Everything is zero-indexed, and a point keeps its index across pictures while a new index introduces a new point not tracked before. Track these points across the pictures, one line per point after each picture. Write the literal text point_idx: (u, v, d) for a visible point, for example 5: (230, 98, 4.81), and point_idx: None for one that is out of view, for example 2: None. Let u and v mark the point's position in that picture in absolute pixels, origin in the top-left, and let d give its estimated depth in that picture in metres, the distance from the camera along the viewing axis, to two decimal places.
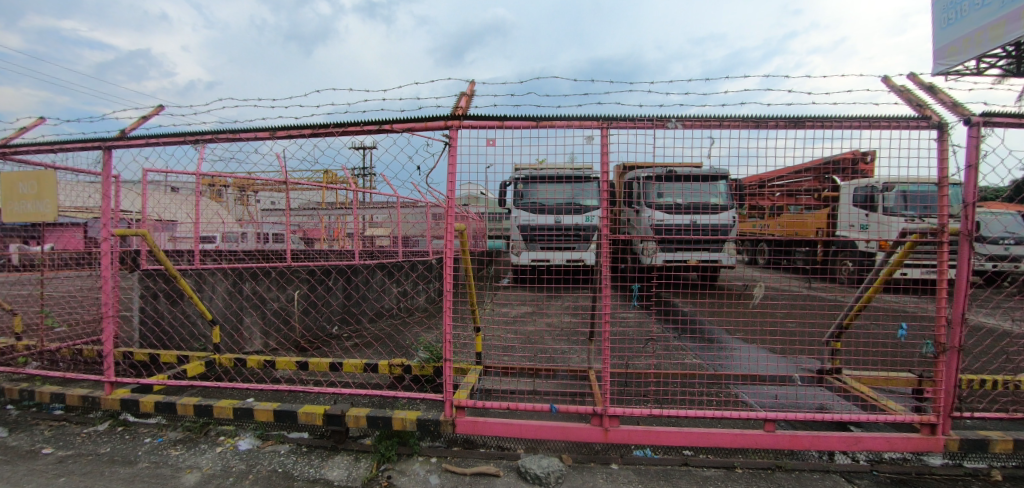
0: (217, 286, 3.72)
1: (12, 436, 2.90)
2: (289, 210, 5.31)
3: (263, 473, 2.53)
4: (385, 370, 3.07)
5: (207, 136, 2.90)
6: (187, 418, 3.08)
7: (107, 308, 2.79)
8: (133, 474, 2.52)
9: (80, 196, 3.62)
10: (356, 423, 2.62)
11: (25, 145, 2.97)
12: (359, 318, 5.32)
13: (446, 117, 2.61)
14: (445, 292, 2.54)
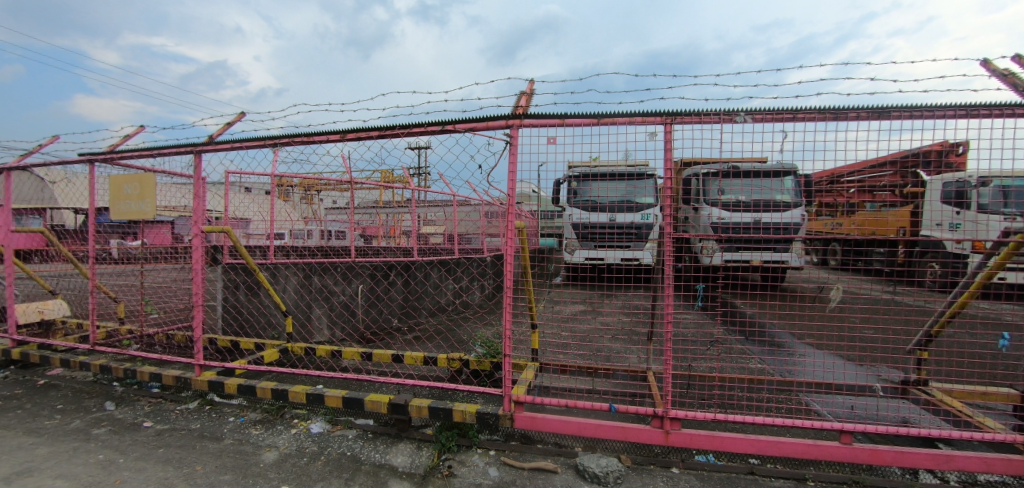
0: (290, 279, 4.00)
1: (121, 409, 3.32)
2: (351, 209, 5.59)
3: (333, 456, 2.70)
4: (444, 363, 3.17)
5: (284, 140, 3.12)
6: (265, 401, 3.33)
7: (197, 295, 3.04)
8: (219, 450, 2.81)
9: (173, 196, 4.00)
10: (419, 413, 2.72)
11: (129, 150, 3.31)
12: (417, 312, 5.50)
13: (508, 117, 2.65)
14: (506, 288, 2.58)
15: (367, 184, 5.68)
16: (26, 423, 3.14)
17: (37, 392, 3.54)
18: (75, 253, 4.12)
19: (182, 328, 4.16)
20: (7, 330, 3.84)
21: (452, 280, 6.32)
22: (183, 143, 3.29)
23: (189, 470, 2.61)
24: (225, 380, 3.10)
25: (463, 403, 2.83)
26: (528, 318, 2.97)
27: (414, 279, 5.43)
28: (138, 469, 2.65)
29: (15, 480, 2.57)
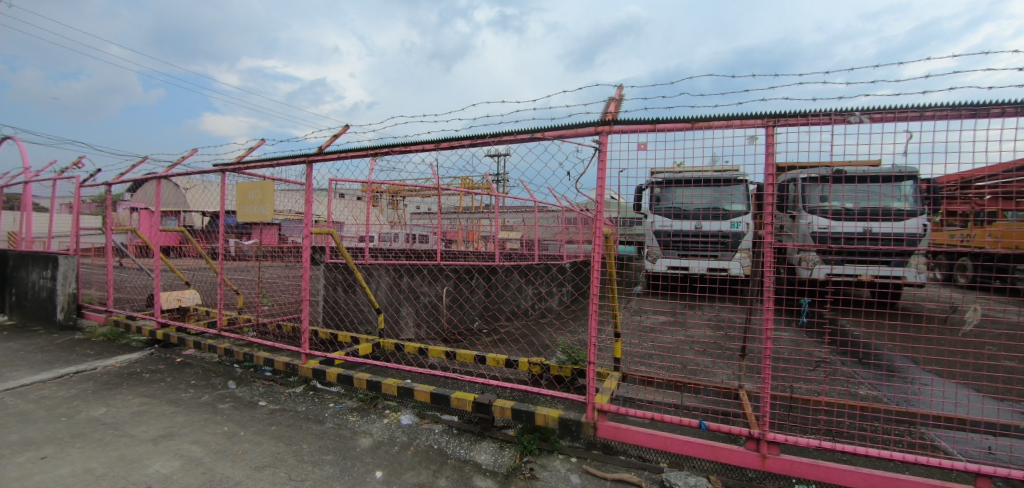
0: (381, 280, 4.31)
1: (240, 388, 3.81)
2: (435, 213, 5.89)
3: (422, 447, 2.91)
4: (525, 367, 3.31)
5: (383, 150, 3.38)
6: (360, 391, 3.64)
7: (306, 290, 3.39)
8: (322, 432, 3.15)
9: (287, 202, 4.50)
10: (502, 414, 2.87)
11: (254, 161, 3.77)
12: (496, 315, 5.66)
13: (597, 124, 3.00)
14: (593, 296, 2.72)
15: (451, 190, 5.97)
16: (170, 394, 3.73)
17: (176, 368, 4.17)
18: (205, 250, 4.76)
19: (289, 320, 4.65)
20: (155, 314, 4.56)
21: (530, 285, 6.41)
22: (297, 153, 3.68)
23: (297, 447, 2.97)
24: (327, 369, 3.43)
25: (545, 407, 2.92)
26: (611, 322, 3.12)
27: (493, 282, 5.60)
28: (256, 443, 3.07)
29: (164, 442, 3.09)
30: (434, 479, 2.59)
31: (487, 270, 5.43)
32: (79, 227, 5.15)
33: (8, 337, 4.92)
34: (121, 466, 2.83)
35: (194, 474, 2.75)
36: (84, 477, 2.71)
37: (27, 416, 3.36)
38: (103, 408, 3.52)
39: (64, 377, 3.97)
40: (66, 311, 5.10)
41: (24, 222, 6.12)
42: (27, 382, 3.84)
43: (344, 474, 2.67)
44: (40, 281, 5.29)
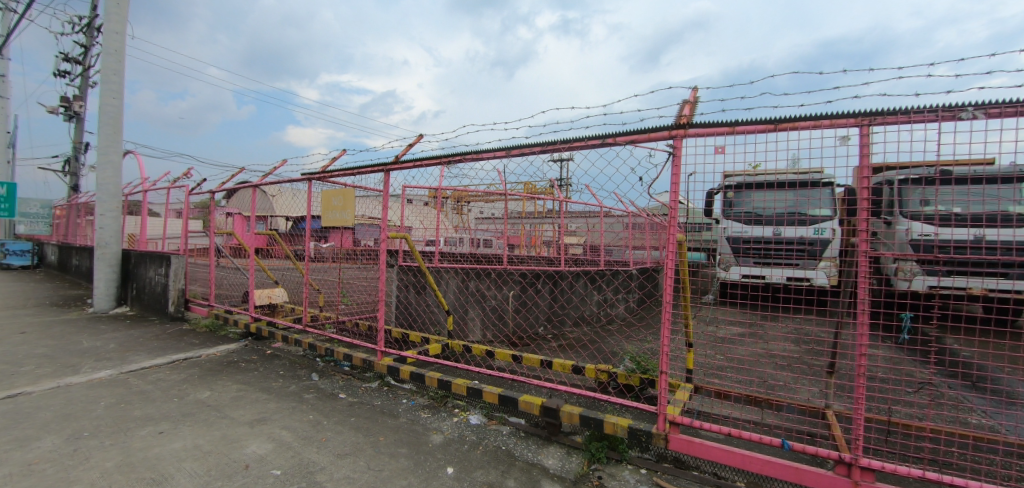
0: (450, 283, 4.70)
1: (322, 380, 4.15)
2: (501, 219, 6.07)
3: (490, 448, 3.17)
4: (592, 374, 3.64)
5: (456, 158, 3.54)
6: (430, 389, 3.93)
7: (382, 291, 3.65)
8: (397, 426, 3.44)
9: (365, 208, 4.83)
10: (570, 419, 3.12)
11: (337, 170, 4.06)
12: (560, 321, 5.66)
13: (672, 128, 3.00)
14: (666, 303, 2.98)
15: (516, 196, 6.11)
16: (262, 382, 4.13)
17: (267, 359, 4.61)
18: (292, 251, 5.23)
19: (364, 318, 5.03)
20: (249, 309, 5.08)
21: (595, 292, 6.33)
22: (376, 162, 3.93)
23: (375, 439, 3.26)
24: (400, 366, 3.72)
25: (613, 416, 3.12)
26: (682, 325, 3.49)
27: (558, 287, 5.61)
28: (338, 432, 3.35)
29: (258, 425, 3.43)
30: (503, 479, 2.79)
31: (552, 275, 5.48)
32: (187, 229, 5.83)
33: (131, 324, 5.69)
34: (224, 445, 3.18)
35: (286, 457, 3.05)
36: (195, 451, 3.10)
37: (147, 394, 3.87)
38: (207, 391, 3.96)
39: (176, 362, 4.53)
40: (176, 304, 5.80)
41: (144, 224, 7.03)
42: (147, 365, 4.42)
43: (418, 467, 2.93)
44: (156, 277, 6.06)
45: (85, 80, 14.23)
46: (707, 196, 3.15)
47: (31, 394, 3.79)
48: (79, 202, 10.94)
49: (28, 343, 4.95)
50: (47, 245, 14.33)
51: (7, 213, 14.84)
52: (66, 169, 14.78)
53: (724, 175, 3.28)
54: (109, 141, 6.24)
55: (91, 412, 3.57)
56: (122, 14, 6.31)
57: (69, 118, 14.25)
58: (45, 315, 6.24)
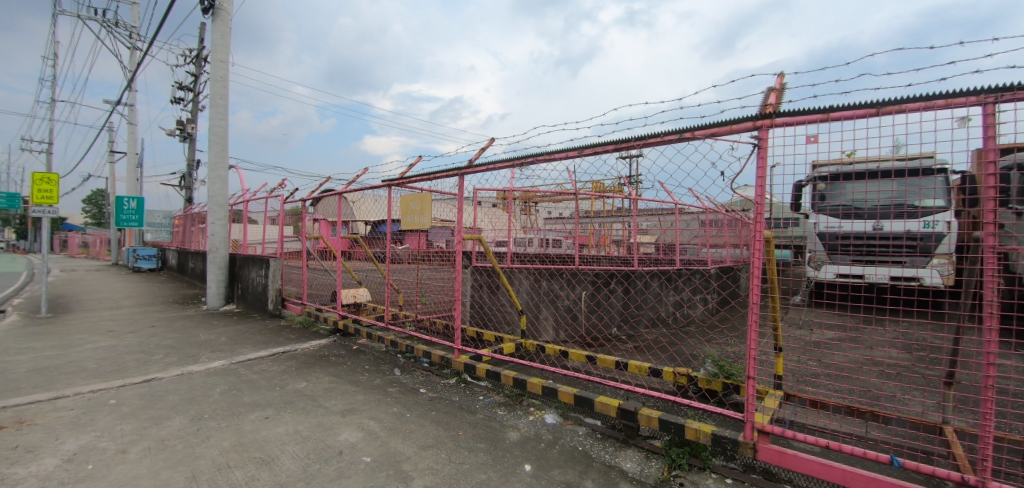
0: (523, 283, 4.96)
1: (404, 375, 4.42)
2: (574, 217, 6.33)
3: (567, 448, 3.26)
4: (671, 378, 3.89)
5: (530, 160, 3.97)
6: (506, 387, 4.15)
7: (459, 291, 3.85)
8: (475, 422, 3.63)
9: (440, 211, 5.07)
10: (649, 423, 3.17)
11: (414, 175, 4.28)
12: (633, 321, 5.84)
13: (756, 119, 2.84)
14: (753, 304, 2.83)
15: (585, 196, 6.22)
16: (350, 375, 4.47)
17: (353, 354, 4.98)
18: (373, 254, 5.61)
19: (441, 316, 5.37)
20: (337, 307, 5.53)
21: (669, 293, 6.44)
22: (450, 167, 4.12)
23: (455, 433, 3.44)
24: (476, 364, 4.09)
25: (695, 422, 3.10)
26: (770, 328, 3.28)
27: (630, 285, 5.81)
28: (420, 424, 3.57)
29: (349, 415, 3.72)
30: (581, 480, 2.85)
31: (623, 275, 5.65)
32: (282, 235, 6.46)
33: (239, 320, 6.42)
34: (321, 431, 3.49)
35: (375, 445, 3.28)
36: (296, 436, 3.42)
37: (254, 383, 4.34)
38: (303, 382, 4.36)
39: (276, 354, 5.03)
40: (275, 302, 6.45)
41: (245, 231, 7.89)
42: (252, 357, 4.95)
43: (497, 463, 3.05)
44: (257, 278, 6.77)
45: (196, 104, 16.15)
46: (795, 189, 2.94)
47: (162, 379, 4.40)
48: (193, 212, 12.49)
49: (158, 335, 5.74)
50: (168, 251, 16.51)
51: (136, 223, 17.29)
52: (183, 184, 16.93)
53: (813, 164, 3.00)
54: (216, 157, 7.05)
55: (209, 397, 4.07)
56: (225, 44, 7.11)
57: (184, 139, 16.23)
58: (170, 311, 7.20)
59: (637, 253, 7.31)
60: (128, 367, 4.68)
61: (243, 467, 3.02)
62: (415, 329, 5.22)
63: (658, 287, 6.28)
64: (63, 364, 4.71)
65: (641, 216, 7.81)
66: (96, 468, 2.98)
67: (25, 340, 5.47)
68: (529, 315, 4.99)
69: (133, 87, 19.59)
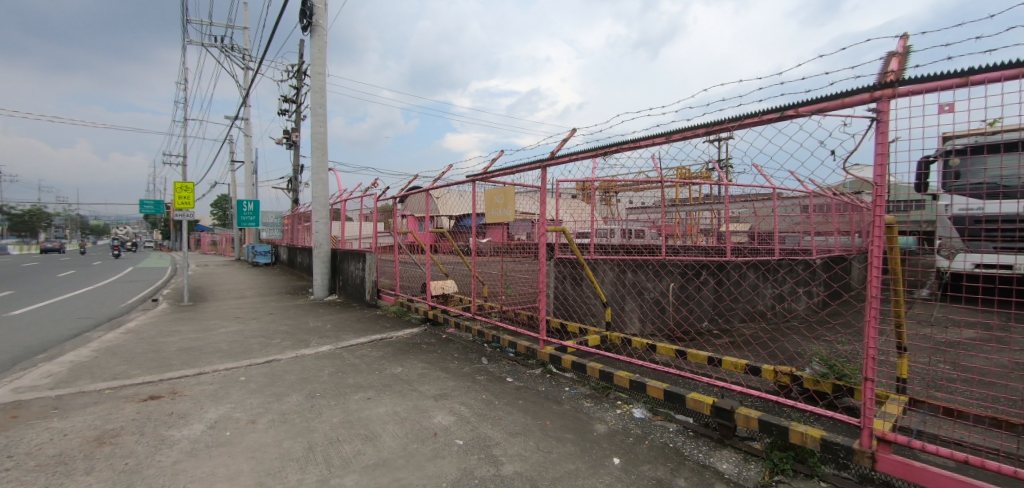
0: (607, 276, 5.48)
1: (491, 364, 4.66)
2: (658, 205, 6.47)
3: (657, 443, 3.19)
4: (770, 376, 3.77)
5: (613, 149, 4.02)
6: (592, 380, 4.22)
7: (541, 283, 4.05)
8: (562, 412, 3.70)
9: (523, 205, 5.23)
10: (747, 423, 3.01)
11: (496, 170, 4.44)
12: (728, 315, 5.98)
13: (873, 89, 2.53)
14: (872, 298, 2.56)
15: (669, 182, 6.22)
16: (441, 362, 4.74)
17: (444, 342, 5.30)
18: (459, 247, 5.91)
19: (525, 307, 5.62)
20: (427, 298, 5.95)
21: (769, 287, 6.45)
22: (532, 161, 4.44)
23: (542, 422, 3.52)
24: (561, 355, 4.40)
25: (801, 425, 2.89)
26: (892, 324, 3.00)
27: (724, 278, 5.96)
28: (508, 412, 3.70)
29: (441, 399, 3.95)
30: (672, 477, 2.76)
31: (716, 268, 5.82)
32: (374, 230, 7.02)
33: (341, 309, 7.10)
34: (417, 413, 3.74)
35: (466, 429, 3.45)
36: (396, 416, 3.70)
37: (356, 366, 4.75)
38: (399, 367, 4.70)
39: (374, 341, 5.48)
40: (373, 293, 7.05)
41: (342, 228, 8.66)
42: (353, 342, 5.42)
43: (585, 454, 3.06)
44: (356, 270, 7.43)
45: (298, 114, 17.84)
46: (922, 167, 2.61)
47: (280, 361, 4.97)
48: (299, 213, 13.94)
49: (274, 321, 6.49)
50: (280, 248, 18.61)
51: (254, 224, 19.63)
52: (288, 187, 18.89)
53: (944, 135, 2.63)
54: (316, 162, 7.77)
55: (319, 377, 4.53)
56: (323, 58, 7.75)
57: (289, 146, 18.04)
58: (283, 301, 8.11)
59: (729, 242, 7.07)
60: (252, 349, 5.35)
61: (351, 441, 3.32)
62: (502, 320, 5.47)
63: (757, 279, 6.35)
64: (204, 345, 5.51)
65: (733, 204, 7.52)
66: (233, 435, 3.46)
67: (174, 324, 6.49)
68: (615, 307, 5.49)
69: (247, 103, 22.15)
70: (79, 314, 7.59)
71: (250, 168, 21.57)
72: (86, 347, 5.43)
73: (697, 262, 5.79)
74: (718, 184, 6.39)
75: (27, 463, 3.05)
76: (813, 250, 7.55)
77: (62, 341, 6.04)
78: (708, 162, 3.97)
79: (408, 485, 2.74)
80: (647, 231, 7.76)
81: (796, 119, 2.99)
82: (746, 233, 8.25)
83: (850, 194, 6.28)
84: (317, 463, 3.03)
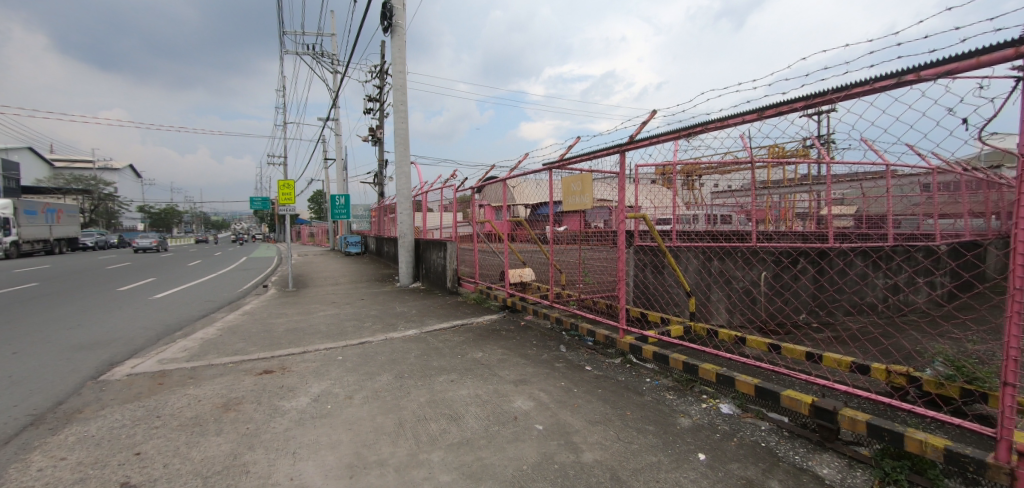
0: (690, 264, 5.55)
1: (569, 352, 4.71)
2: (748, 187, 6.29)
3: (746, 442, 3.00)
4: (881, 376, 3.37)
5: (697, 130, 3.79)
6: (674, 372, 4.09)
7: (621, 270, 3.98)
8: (643, 403, 3.61)
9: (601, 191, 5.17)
10: (853, 426, 2.75)
11: (572, 157, 4.45)
12: (831, 307, 5.54)
13: (1017, 44, 2.17)
14: (1016, 290, 2.16)
15: (759, 163, 5.95)
16: (520, 349, 4.86)
17: (522, 329, 5.42)
18: (535, 236, 6.02)
19: (603, 295, 5.64)
20: (507, 285, 6.14)
21: (880, 277, 5.94)
22: (610, 145, 4.45)
23: (622, 412, 3.47)
24: (642, 345, 4.34)
25: (921, 432, 2.57)
26: None
27: (826, 267, 5.60)
28: (587, 400, 3.69)
29: (521, 385, 4.04)
30: (765, 478, 2.60)
31: (817, 255, 5.50)
32: (454, 221, 7.34)
33: (424, 295, 7.53)
34: (498, 396, 3.86)
35: (546, 415, 3.50)
36: (478, 399, 3.84)
37: (440, 350, 5.00)
38: (480, 352, 4.88)
39: (455, 326, 5.74)
40: (453, 281, 7.39)
41: (424, 219, 9.15)
42: (437, 327, 5.72)
43: (667, 447, 2.97)
44: (438, 259, 7.84)
45: (382, 112, 18.94)
46: None
47: (372, 342, 5.38)
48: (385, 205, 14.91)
49: (365, 306, 7.04)
50: (367, 239, 20.11)
51: (345, 216, 21.33)
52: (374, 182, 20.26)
53: None
54: (398, 156, 8.23)
55: (407, 359, 4.83)
56: (403, 57, 8.13)
57: (374, 143, 19.29)
58: (372, 287, 8.76)
59: (832, 226, 6.66)
60: (347, 331, 5.85)
61: (437, 420, 3.51)
62: (581, 308, 5.50)
63: (866, 268, 5.88)
64: (307, 326, 6.13)
65: (834, 185, 6.94)
66: (333, 408, 3.81)
67: (282, 307, 7.28)
68: (699, 297, 5.51)
69: (337, 104, 23.93)
70: (206, 298, 8.81)
71: (340, 165, 23.41)
72: (213, 326, 6.28)
73: (794, 250, 5.50)
74: (819, 163, 5.83)
75: (172, 423, 3.61)
76: (937, 234, 6.68)
77: (194, 321, 7.06)
78: (804, 137, 3.62)
79: (491, 465, 2.84)
80: (735, 216, 7.38)
81: (917, 85, 2.62)
82: (852, 216, 7.47)
83: (985, 169, 5.44)
84: (407, 439, 3.24)
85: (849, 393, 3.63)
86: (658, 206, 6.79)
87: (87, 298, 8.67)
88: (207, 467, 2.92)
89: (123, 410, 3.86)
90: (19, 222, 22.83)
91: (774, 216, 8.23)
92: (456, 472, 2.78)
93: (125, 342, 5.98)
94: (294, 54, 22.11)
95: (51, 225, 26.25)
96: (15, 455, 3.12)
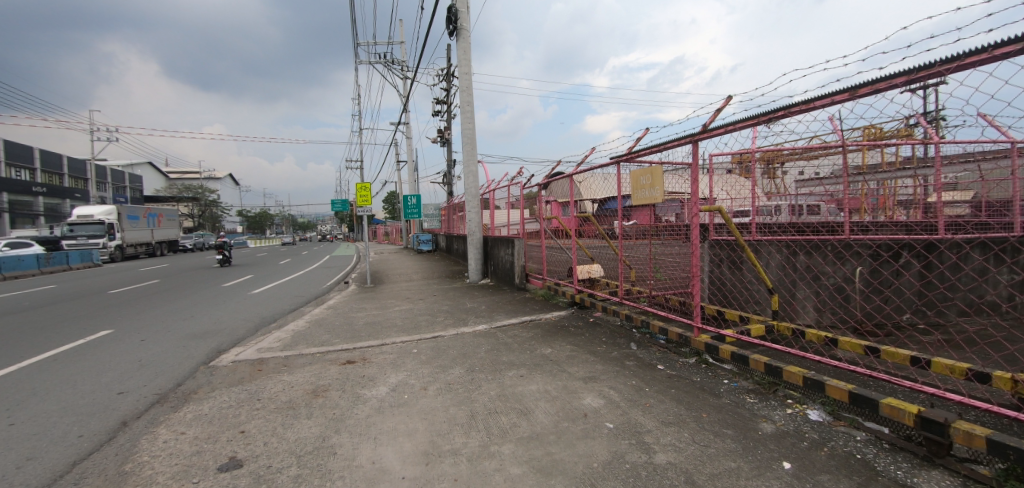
0: (772, 260, 5.12)
1: (640, 351, 4.59)
2: (844, 173, 5.73)
3: (839, 453, 2.74)
4: (1005, 386, 2.92)
5: (779, 114, 3.51)
6: (755, 374, 3.84)
7: (696, 265, 3.80)
8: (720, 406, 3.43)
9: (673, 184, 4.96)
10: (969, 441, 2.45)
11: (641, 149, 4.33)
12: (941, 307, 4.94)
13: None
14: None
15: (853, 146, 5.41)
16: (589, 345, 4.83)
17: (591, 326, 5.38)
18: (604, 231, 5.93)
19: (675, 292, 5.47)
20: (575, 281, 6.14)
21: (1004, 273, 5.19)
22: (683, 135, 4.27)
23: (697, 414, 3.32)
24: (719, 345, 4.18)
25: None
26: None
27: (935, 262, 5.00)
28: (660, 400, 3.58)
29: (591, 382, 4.01)
30: None
31: (923, 249, 4.96)
32: (521, 217, 7.44)
33: (491, 291, 7.73)
34: (567, 393, 3.86)
35: (617, 413, 3.44)
36: (547, 394, 3.87)
37: (509, 345, 5.11)
38: (549, 348, 4.91)
39: (523, 321, 5.83)
40: (521, 277, 7.55)
41: (492, 216, 9.36)
42: (505, 323, 5.84)
43: (747, 453, 2.80)
44: (507, 255, 8.03)
45: (450, 114, 19.55)
46: None
47: (444, 336, 5.60)
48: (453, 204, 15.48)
49: (435, 302, 7.36)
50: (436, 237, 20.97)
51: (417, 215, 22.35)
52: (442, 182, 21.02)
53: None
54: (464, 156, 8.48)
55: (477, 354, 4.98)
56: (468, 59, 8.32)
57: (442, 143, 19.99)
58: (442, 283, 9.13)
59: (943, 215, 5.89)
60: (420, 325, 6.14)
61: (508, 414, 3.58)
62: (652, 305, 5.34)
63: (987, 263, 5.17)
64: (385, 320, 6.53)
65: (947, 166, 6.15)
66: (410, 398, 4.02)
67: (361, 302, 7.83)
68: (784, 294, 5.07)
69: (408, 109, 25.04)
70: (295, 293, 9.65)
71: (411, 166, 24.57)
72: (303, 319, 6.91)
73: (896, 243, 4.98)
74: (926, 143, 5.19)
75: (269, 405, 4.01)
76: None
77: (284, 314, 7.78)
78: (909, 115, 3.23)
79: (561, 460, 2.85)
80: (824, 206, 6.80)
81: None
82: (969, 203, 6.59)
83: None
84: (478, 430, 3.35)
85: (966, 406, 3.20)
86: (735, 198, 6.57)
87: (197, 293, 9.86)
88: (300, 447, 3.22)
89: (229, 392, 4.36)
90: (121, 226, 26.12)
91: (872, 204, 7.45)
92: (526, 466, 2.82)
93: (229, 332, 6.72)
94: (368, 64, 23.50)
95: (151, 228, 29.85)
96: (146, 428, 3.64)
